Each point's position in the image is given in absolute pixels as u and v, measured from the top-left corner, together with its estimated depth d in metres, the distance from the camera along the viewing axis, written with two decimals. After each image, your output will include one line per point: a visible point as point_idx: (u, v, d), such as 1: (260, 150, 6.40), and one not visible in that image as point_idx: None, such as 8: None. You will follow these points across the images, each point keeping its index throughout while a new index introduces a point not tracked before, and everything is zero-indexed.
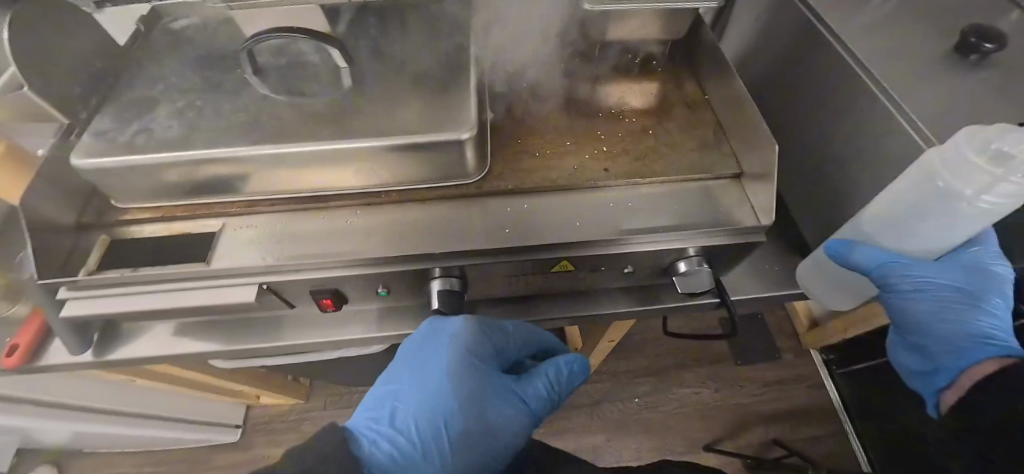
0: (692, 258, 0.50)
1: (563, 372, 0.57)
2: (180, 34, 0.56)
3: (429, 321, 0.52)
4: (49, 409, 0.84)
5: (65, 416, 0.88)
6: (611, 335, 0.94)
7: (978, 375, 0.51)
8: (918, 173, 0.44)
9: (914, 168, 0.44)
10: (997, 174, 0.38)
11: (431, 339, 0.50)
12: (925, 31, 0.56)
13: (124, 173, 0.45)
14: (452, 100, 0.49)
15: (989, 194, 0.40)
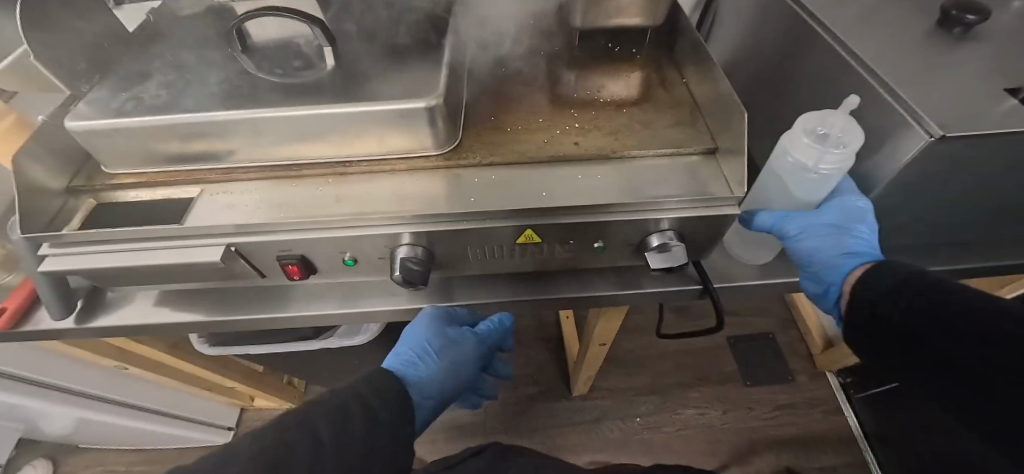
0: (665, 233, 0.48)
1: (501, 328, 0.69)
2: (184, 22, 0.61)
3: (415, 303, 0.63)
4: (49, 392, 0.85)
5: (65, 401, 0.89)
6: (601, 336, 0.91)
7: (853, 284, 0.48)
8: (781, 149, 0.50)
9: (778, 147, 0.50)
10: (822, 148, 0.45)
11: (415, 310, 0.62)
12: (908, 12, 0.55)
13: (111, 136, 0.48)
14: (425, 73, 0.51)
15: (823, 164, 0.46)
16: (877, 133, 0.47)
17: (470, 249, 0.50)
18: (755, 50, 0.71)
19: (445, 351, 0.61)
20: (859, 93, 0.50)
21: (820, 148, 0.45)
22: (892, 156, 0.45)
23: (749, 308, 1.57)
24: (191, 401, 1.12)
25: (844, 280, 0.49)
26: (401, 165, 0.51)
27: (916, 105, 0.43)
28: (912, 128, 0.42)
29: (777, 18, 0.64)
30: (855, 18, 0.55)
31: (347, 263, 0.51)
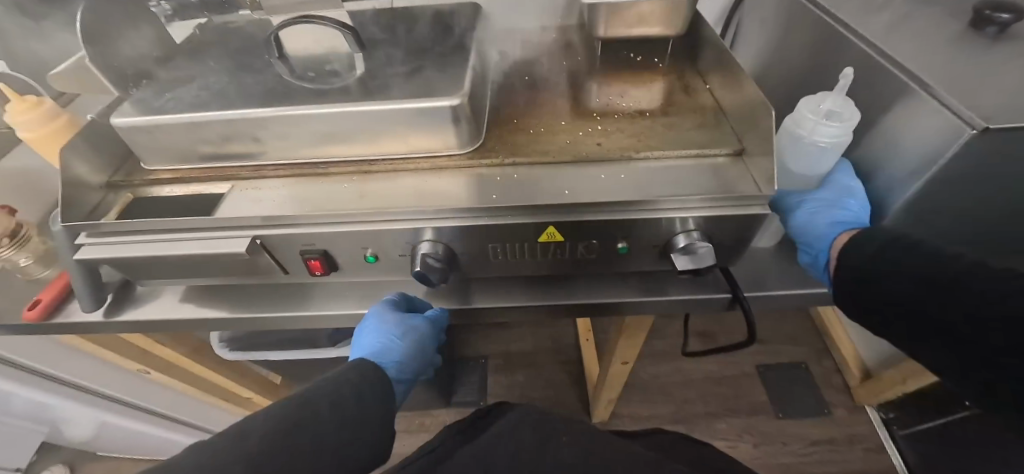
0: (691, 234, 0.47)
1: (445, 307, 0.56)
2: (228, 35, 0.66)
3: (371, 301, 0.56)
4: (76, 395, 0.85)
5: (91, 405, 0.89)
6: (624, 354, 0.89)
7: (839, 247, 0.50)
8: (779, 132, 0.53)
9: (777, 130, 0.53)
10: (817, 120, 0.48)
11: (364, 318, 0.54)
12: (939, 14, 0.54)
13: (151, 132, 0.50)
14: (449, 74, 0.52)
15: (820, 137, 0.48)
16: (911, 132, 0.45)
17: (489, 247, 0.49)
18: (779, 60, 0.70)
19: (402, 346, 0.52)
20: (893, 93, 0.48)
21: (816, 119, 0.48)
22: (927, 155, 0.43)
23: (779, 335, 1.49)
24: (208, 412, 1.11)
25: (831, 245, 0.51)
26: (425, 164, 0.52)
27: (957, 100, 0.41)
28: (950, 122, 0.40)
29: (800, 28, 0.64)
30: (882, 23, 0.54)
31: (367, 260, 0.51)
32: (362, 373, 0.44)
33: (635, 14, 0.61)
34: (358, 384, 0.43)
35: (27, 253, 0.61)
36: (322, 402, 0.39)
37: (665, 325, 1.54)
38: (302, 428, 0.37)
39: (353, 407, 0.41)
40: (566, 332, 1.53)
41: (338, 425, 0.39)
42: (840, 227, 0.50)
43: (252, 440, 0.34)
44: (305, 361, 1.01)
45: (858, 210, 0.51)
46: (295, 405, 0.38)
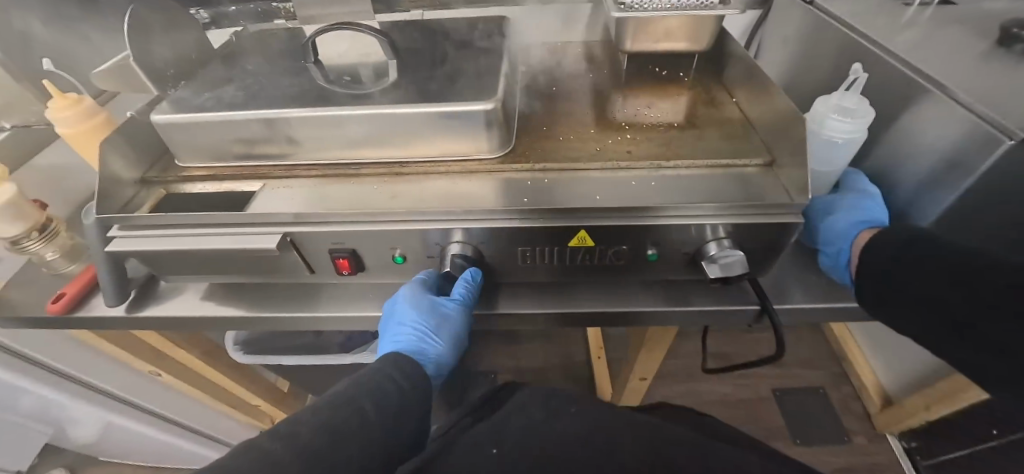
0: (722, 242, 0.46)
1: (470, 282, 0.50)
2: (264, 42, 0.68)
3: (389, 301, 0.52)
4: (95, 395, 0.84)
5: (108, 405, 0.87)
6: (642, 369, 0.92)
7: (860, 245, 0.50)
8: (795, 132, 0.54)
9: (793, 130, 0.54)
10: (829, 114, 0.48)
11: (389, 316, 0.51)
12: (966, 32, 0.55)
13: (188, 129, 0.51)
14: (482, 79, 0.53)
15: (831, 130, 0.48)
16: (943, 144, 0.45)
17: (518, 251, 0.49)
18: (802, 78, 0.71)
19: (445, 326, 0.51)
20: (921, 105, 0.48)
21: (828, 113, 0.48)
22: (962, 167, 0.43)
23: (794, 358, 1.45)
24: (207, 415, 1.10)
25: (852, 244, 0.51)
26: (455, 167, 0.52)
27: (992, 110, 0.40)
28: (986, 134, 0.40)
29: (823, 46, 0.65)
30: (909, 39, 0.55)
31: (395, 260, 0.51)
32: (400, 368, 0.44)
33: (661, 29, 0.62)
34: (398, 381, 0.43)
35: (53, 247, 0.62)
36: (366, 397, 0.39)
37: (678, 345, 1.51)
38: (350, 423, 0.36)
39: (395, 404, 0.40)
40: (577, 349, 1.51)
41: (385, 421, 0.38)
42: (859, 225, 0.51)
43: (304, 434, 0.33)
44: (315, 369, 0.99)
45: (877, 210, 0.52)
46: (340, 400, 0.38)
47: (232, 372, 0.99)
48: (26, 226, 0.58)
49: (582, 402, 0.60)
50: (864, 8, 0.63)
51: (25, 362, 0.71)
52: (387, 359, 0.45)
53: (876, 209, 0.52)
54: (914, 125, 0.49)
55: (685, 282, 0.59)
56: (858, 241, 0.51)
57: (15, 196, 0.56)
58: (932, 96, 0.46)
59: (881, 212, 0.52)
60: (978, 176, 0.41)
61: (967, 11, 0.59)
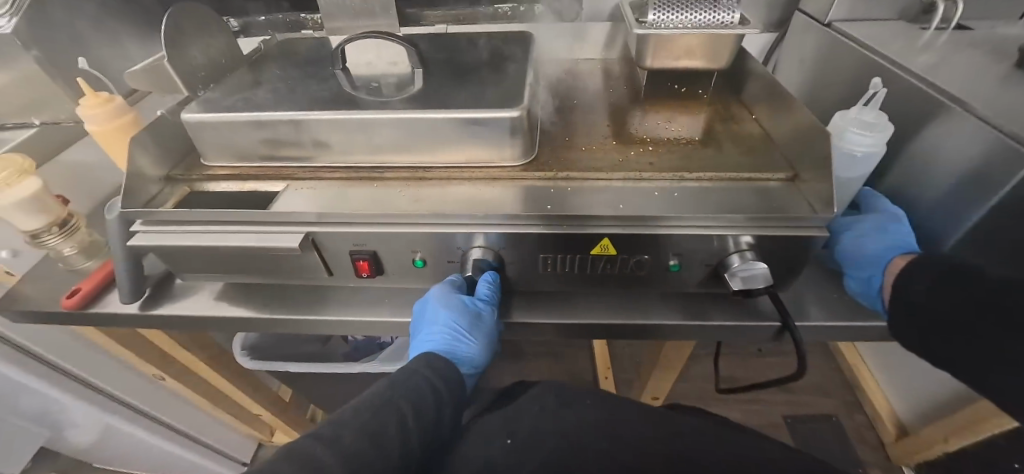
0: (744, 254, 0.46)
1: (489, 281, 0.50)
2: (293, 49, 0.70)
3: (419, 302, 0.52)
4: (101, 400, 0.82)
5: (115, 410, 0.86)
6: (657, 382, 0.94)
7: (894, 271, 0.49)
8: None
9: None
10: (843, 127, 0.48)
11: (421, 319, 0.51)
12: (983, 55, 0.55)
13: (216, 128, 0.52)
14: (507, 89, 0.54)
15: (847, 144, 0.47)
16: (965, 162, 0.45)
17: (539, 258, 0.49)
18: (817, 99, 0.72)
19: (478, 326, 0.50)
20: (944, 124, 0.48)
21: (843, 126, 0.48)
22: (988, 185, 0.42)
23: (805, 385, 1.42)
24: (202, 422, 1.08)
25: (884, 271, 0.50)
26: (478, 173, 0.53)
27: (1019, 128, 0.40)
28: (1013, 151, 0.40)
29: (840, 68, 0.66)
30: (926, 61, 0.55)
31: (415, 264, 0.51)
32: (437, 369, 0.44)
33: (681, 47, 0.64)
34: (435, 382, 0.43)
35: (71, 243, 0.62)
36: (404, 398, 0.39)
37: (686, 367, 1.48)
38: (389, 424, 0.36)
39: (431, 405, 0.40)
40: (583, 368, 1.48)
41: (422, 423, 0.38)
42: (891, 251, 0.50)
43: (346, 436, 0.34)
44: (320, 378, 0.98)
45: (905, 235, 0.51)
46: (378, 401, 0.38)
47: (235, 378, 0.97)
48: (46, 221, 0.58)
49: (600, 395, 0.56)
50: (880, 32, 0.65)
51: (31, 360, 0.70)
52: (422, 359, 0.45)
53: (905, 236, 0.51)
54: (936, 143, 0.49)
55: (703, 297, 0.58)
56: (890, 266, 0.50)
57: (38, 190, 0.56)
58: (953, 115, 0.46)
59: (908, 238, 0.51)
60: (1005, 193, 0.41)
61: (984, 36, 0.60)
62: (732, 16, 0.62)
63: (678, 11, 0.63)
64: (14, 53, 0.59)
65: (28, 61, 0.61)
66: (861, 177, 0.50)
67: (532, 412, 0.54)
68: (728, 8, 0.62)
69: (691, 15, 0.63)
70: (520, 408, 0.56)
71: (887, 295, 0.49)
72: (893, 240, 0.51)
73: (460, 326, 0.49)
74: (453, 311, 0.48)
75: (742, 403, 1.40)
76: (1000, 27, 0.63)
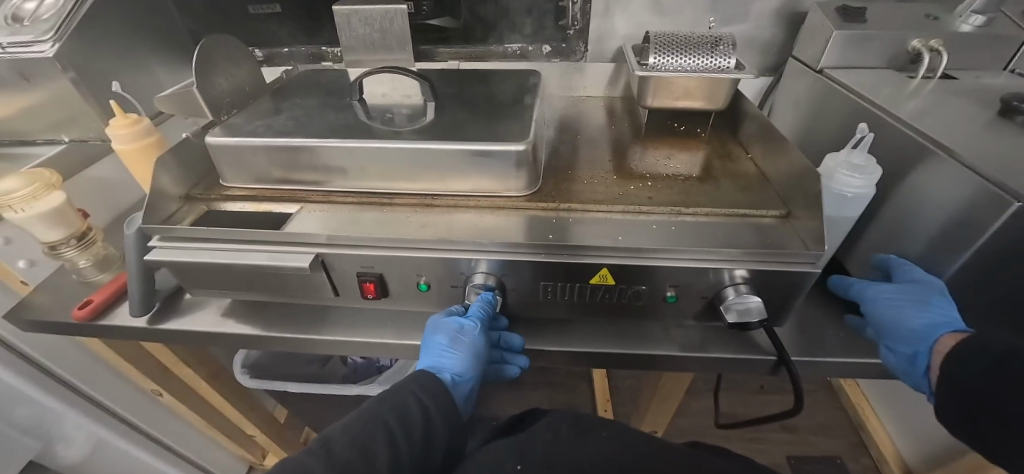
0: (739, 286, 0.47)
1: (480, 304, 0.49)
2: (314, 79, 0.74)
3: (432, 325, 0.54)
4: (97, 413, 0.82)
5: (107, 426, 0.85)
6: (665, 409, 0.94)
7: (943, 353, 0.46)
8: None
9: None
10: (834, 168, 0.49)
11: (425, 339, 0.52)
12: (967, 103, 0.58)
13: (237, 151, 0.55)
14: (515, 123, 0.57)
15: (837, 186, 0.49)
16: (950, 206, 0.47)
17: (539, 285, 0.50)
18: (811, 140, 0.75)
19: (461, 343, 0.47)
20: (930, 168, 0.50)
21: (834, 167, 0.49)
22: (974, 227, 0.44)
23: (808, 423, 1.39)
24: (195, 440, 1.06)
25: (930, 350, 0.46)
26: (484, 202, 0.55)
27: (999, 174, 0.42)
28: (995, 196, 0.41)
29: (832, 111, 0.69)
30: (913, 108, 0.58)
31: (420, 288, 0.52)
32: (424, 384, 0.43)
33: (679, 87, 0.68)
34: (422, 398, 0.42)
35: (86, 255, 0.64)
36: (391, 413, 0.39)
37: (687, 402, 1.46)
38: (379, 441, 0.37)
39: (418, 423, 0.40)
40: (582, 399, 1.46)
41: (410, 440, 0.38)
42: (940, 329, 0.46)
43: (336, 443, 0.37)
44: (316, 399, 0.97)
45: (952, 308, 0.47)
46: (368, 416, 0.39)
47: (231, 396, 0.97)
48: (65, 234, 0.60)
49: (615, 428, 0.55)
50: (869, 79, 0.68)
51: (33, 369, 0.71)
52: (412, 375, 0.45)
53: (947, 312, 0.47)
54: (923, 186, 0.51)
55: (702, 329, 0.59)
56: (938, 346, 0.46)
57: (63, 204, 0.59)
58: (939, 161, 0.49)
59: (955, 310, 0.47)
60: (991, 235, 0.42)
61: (967, 85, 0.63)
62: (730, 61, 0.66)
63: (677, 55, 0.68)
64: (53, 75, 0.63)
65: (64, 82, 0.64)
66: (852, 215, 0.52)
67: (547, 439, 0.53)
68: (724, 54, 0.66)
69: (688, 59, 0.67)
70: (529, 431, 0.54)
71: (938, 378, 0.46)
72: (940, 316, 0.46)
73: (444, 344, 0.48)
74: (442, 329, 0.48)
75: (744, 441, 1.37)
76: (984, 77, 0.66)
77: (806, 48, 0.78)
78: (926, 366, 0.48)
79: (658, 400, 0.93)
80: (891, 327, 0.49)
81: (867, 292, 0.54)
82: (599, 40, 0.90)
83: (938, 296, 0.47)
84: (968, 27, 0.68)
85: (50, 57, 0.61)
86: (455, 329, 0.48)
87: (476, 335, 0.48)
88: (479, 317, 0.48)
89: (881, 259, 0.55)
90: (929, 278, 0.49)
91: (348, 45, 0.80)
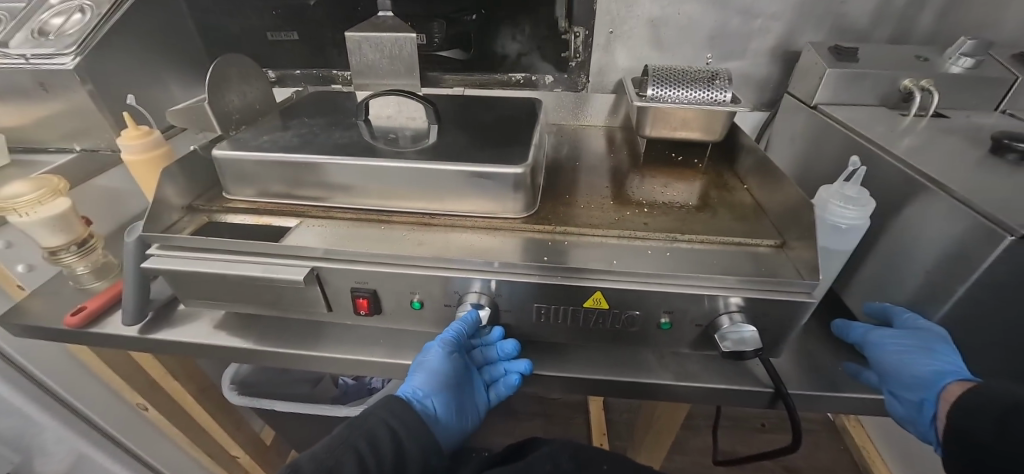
0: (734, 315, 0.47)
1: (455, 325, 0.49)
2: (323, 100, 0.77)
3: None
4: (79, 425, 0.80)
5: (90, 440, 0.83)
6: (661, 441, 0.91)
7: (950, 400, 0.45)
8: None
9: None
10: (827, 198, 0.50)
11: None
12: (958, 140, 0.59)
13: (242, 163, 0.56)
14: (512, 147, 0.58)
15: (831, 216, 0.49)
16: (944, 241, 0.47)
17: (533, 307, 0.50)
18: (808, 174, 0.76)
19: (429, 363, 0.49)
20: (923, 203, 0.50)
21: (828, 199, 0.50)
22: (967, 260, 0.44)
23: (812, 466, 1.34)
24: (184, 463, 1.02)
25: (938, 396, 0.45)
26: (482, 223, 0.56)
27: (989, 209, 0.42)
28: (988, 230, 0.41)
29: (829, 146, 0.70)
30: (907, 144, 0.59)
31: (413, 306, 0.52)
32: (396, 412, 0.43)
33: (676, 119, 0.70)
34: (393, 423, 0.42)
35: (85, 262, 0.64)
36: (361, 438, 0.39)
37: (686, 438, 1.41)
38: (348, 465, 0.37)
39: (388, 448, 0.39)
40: (577, 431, 1.42)
41: (381, 465, 0.37)
42: (947, 376, 0.45)
43: (305, 468, 0.36)
44: (303, 420, 0.95)
45: (956, 356, 0.47)
46: (338, 441, 0.39)
47: (217, 412, 0.95)
48: (66, 240, 0.61)
49: (612, 459, 0.56)
50: (863, 116, 0.70)
51: (21, 377, 0.70)
52: (381, 402, 0.44)
53: (951, 359, 0.46)
54: (917, 221, 0.51)
55: (698, 359, 0.58)
56: (945, 393, 0.45)
57: (67, 210, 0.59)
58: (932, 195, 0.49)
59: (959, 358, 0.47)
60: (984, 269, 0.42)
61: (959, 123, 0.65)
62: (726, 95, 0.68)
63: (675, 86, 0.70)
64: (71, 86, 0.65)
65: (82, 93, 0.67)
66: (849, 247, 0.52)
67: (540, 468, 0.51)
68: (721, 88, 0.68)
69: (685, 91, 0.69)
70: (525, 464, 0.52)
71: (945, 427, 0.45)
72: (946, 364, 0.45)
73: (417, 366, 0.50)
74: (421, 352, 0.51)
75: None
76: (975, 116, 0.68)
77: (802, 85, 0.80)
78: (933, 414, 0.47)
79: (655, 433, 0.91)
80: (897, 372, 0.48)
81: (868, 336, 0.53)
82: (600, 72, 0.93)
83: (942, 343, 0.46)
84: (958, 69, 0.70)
85: (70, 69, 0.63)
86: (422, 355, 0.51)
87: (437, 355, 0.49)
88: (443, 338, 0.49)
89: (877, 305, 0.55)
90: (930, 325, 0.48)
91: (359, 69, 0.83)
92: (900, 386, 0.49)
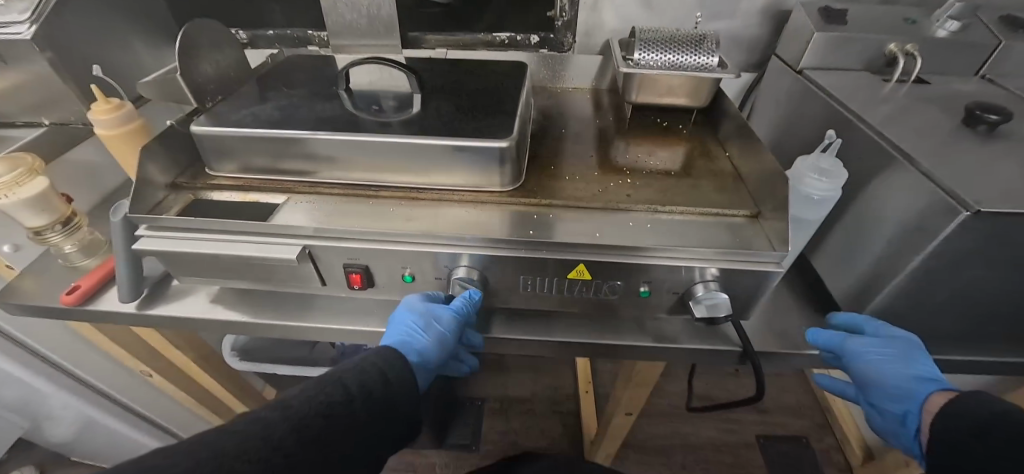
0: (709, 283, 0.50)
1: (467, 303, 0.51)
2: (300, 66, 0.74)
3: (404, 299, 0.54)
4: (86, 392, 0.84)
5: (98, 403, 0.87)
6: (641, 391, 0.98)
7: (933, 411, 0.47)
8: None
9: None
10: (801, 171, 0.52)
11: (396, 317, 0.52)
12: (934, 109, 0.60)
13: (223, 140, 0.55)
14: (497, 118, 0.58)
15: (807, 188, 0.51)
16: (906, 213, 0.50)
17: (520, 279, 0.52)
18: (788, 140, 0.77)
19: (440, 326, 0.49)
20: (892, 175, 0.53)
21: (805, 173, 0.51)
22: (923, 232, 0.47)
23: (778, 406, 1.46)
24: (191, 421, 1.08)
25: (922, 408, 0.47)
26: (468, 196, 0.57)
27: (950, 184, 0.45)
28: (947, 204, 0.44)
29: (810, 113, 0.71)
30: (884, 113, 0.60)
31: (404, 279, 0.54)
32: (389, 359, 0.45)
33: (664, 85, 0.69)
34: (383, 366, 0.44)
35: (72, 241, 0.64)
36: (352, 379, 0.42)
37: (665, 386, 1.52)
38: (336, 400, 0.40)
39: (377, 387, 0.42)
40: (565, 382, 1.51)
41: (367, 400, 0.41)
42: (928, 387, 0.47)
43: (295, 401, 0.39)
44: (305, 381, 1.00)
45: (933, 367, 0.49)
46: (329, 379, 0.41)
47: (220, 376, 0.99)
48: (50, 219, 0.60)
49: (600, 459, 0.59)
50: (845, 81, 0.70)
51: (24, 352, 0.72)
52: (374, 349, 0.47)
53: (926, 370, 0.48)
54: (884, 192, 0.54)
55: (675, 321, 0.62)
56: (928, 405, 0.47)
57: (47, 189, 0.58)
58: (901, 169, 0.51)
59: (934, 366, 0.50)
60: (939, 241, 0.45)
61: (938, 90, 0.66)
62: (713, 59, 0.67)
63: (663, 51, 0.68)
64: (31, 58, 0.62)
65: (43, 64, 0.63)
66: (818, 218, 0.54)
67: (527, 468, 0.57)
68: (708, 52, 0.67)
69: (672, 56, 0.68)
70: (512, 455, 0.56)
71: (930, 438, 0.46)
72: (924, 374, 0.48)
73: (417, 326, 0.49)
74: (421, 311, 0.51)
75: (717, 421, 1.43)
76: (954, 82, 0.68)
77: (789, 47, 0.79)
78: (917, 426, 0.48)
79: (636, 384, 0.98)
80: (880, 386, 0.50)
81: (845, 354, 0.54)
82: (587, 32, 0.90)
83: (916, 352, 0.49)
84: (944, 33, 0.69)
85: (27, 38, 0.58)
86: (432, 313, 0.50)
87: (450, 324, 0.50)
88: (456, 312, 0.51)
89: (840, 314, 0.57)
90: (902, 338, 0.51)
91: (336, 30, 0.79)
92: (884, 399, 0.50)
